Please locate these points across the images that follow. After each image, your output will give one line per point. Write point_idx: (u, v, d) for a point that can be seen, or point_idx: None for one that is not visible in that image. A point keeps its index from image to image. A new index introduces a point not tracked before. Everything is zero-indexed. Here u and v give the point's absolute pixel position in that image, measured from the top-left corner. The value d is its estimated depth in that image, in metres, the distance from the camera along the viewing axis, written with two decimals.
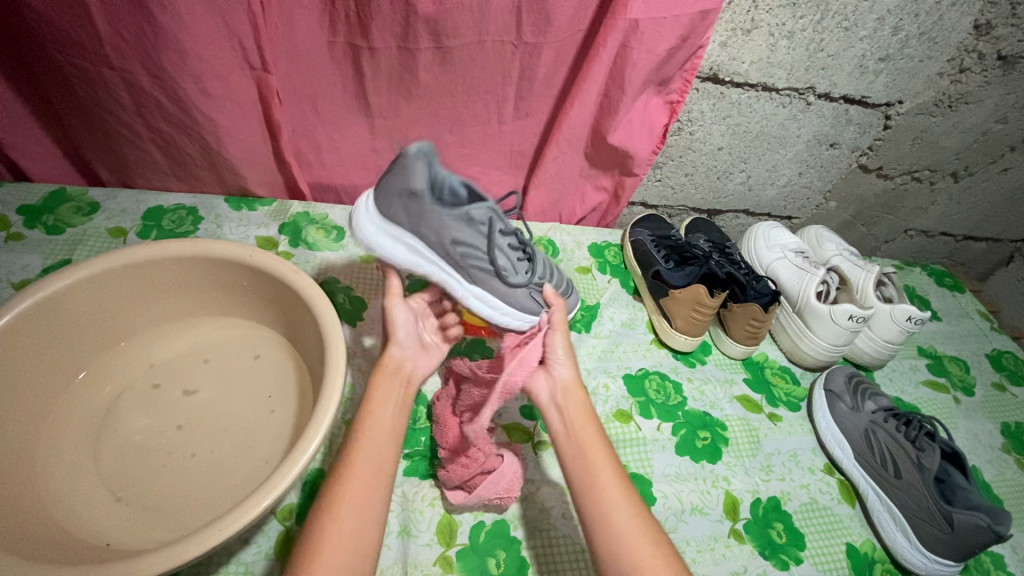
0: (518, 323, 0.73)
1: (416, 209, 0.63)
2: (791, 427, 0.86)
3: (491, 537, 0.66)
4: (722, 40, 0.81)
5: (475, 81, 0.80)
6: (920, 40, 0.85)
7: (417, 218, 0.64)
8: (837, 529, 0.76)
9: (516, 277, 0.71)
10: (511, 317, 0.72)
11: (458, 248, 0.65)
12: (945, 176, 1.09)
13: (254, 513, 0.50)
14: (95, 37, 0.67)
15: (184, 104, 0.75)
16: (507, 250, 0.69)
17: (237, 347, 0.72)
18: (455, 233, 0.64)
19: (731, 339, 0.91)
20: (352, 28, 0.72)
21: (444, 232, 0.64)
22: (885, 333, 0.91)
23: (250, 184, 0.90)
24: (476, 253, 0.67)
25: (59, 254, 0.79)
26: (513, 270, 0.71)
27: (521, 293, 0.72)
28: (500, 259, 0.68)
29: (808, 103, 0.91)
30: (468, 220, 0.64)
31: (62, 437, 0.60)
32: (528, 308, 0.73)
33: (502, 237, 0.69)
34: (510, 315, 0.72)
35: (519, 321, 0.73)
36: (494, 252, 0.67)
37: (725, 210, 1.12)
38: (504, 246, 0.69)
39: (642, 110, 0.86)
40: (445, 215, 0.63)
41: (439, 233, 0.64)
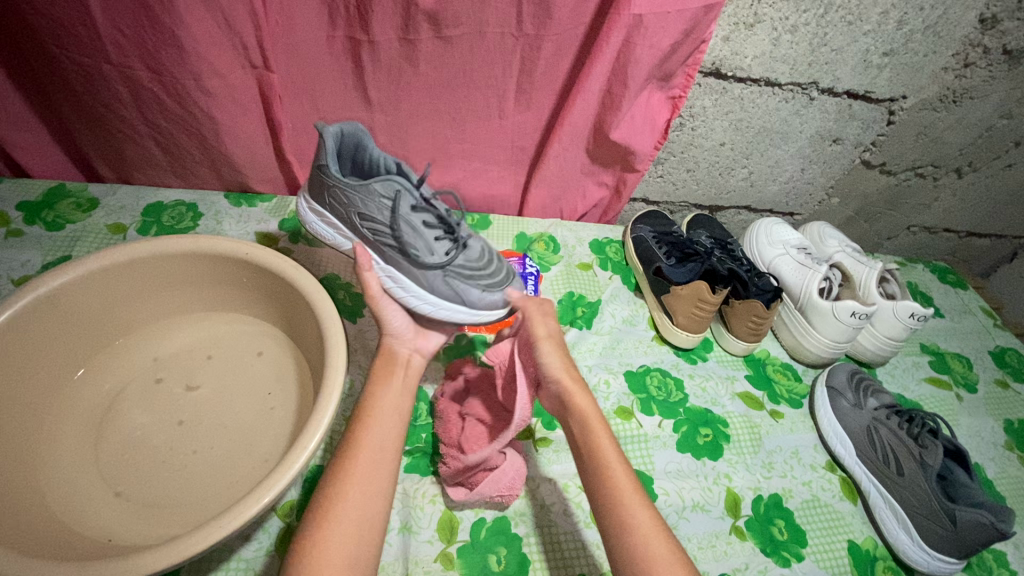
0: (433, 309, 0.65)
1: (331, 194, 0.63)
2: (793, 424, 0.86)
3: (492, 533, 0.66)
4: (725, 35, 0.80)
5: (476, 76, 0.79)
6: (924, 35, 0.84)
7: (336, 201, 0.63)
8: (839, 527, 0.76)
9: (431, 256, 0.63)
10: (439, 310, 0.64)
11: (365, 223, 0.62)
12: (948, 172, 1.08)
13: (256, 509, 0.49)
14: (92, 31, 0.67)
15: (183, 99, 0.75)
16: (417, 227, 0.62)
17: (238, 344, 0.71)
18: (360, 204, 0.61)
19: (732, 336, 0.91)
20: (352, 22, 0.72)
21: (351, 206, 0.62)
22: (887, 330, 0.90)
23: (250, 180, 0.90)
24: (380, 225, 0.62)
25: (59, 250, 0.79)
26: (431, 249, 0.63)
27: (434, 275, 0.63)
28: (407, 236, 0.62)
29: (811, 98, 0.91)
30: (367, 192, 0.60)
31: (62, 433, 0.59)
32: (450, 296, 0.64)
33: (416, 213, 0.63)
34: (426, 299, 0.64)
35: (436, 308, 0.64)
36: (400, 228, 0.61)
37: (727, 206, 1.12)
38: (414, 221, 0.62)
39: (644, 105, 0.86)
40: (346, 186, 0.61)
41: (348, 206, 0.62)
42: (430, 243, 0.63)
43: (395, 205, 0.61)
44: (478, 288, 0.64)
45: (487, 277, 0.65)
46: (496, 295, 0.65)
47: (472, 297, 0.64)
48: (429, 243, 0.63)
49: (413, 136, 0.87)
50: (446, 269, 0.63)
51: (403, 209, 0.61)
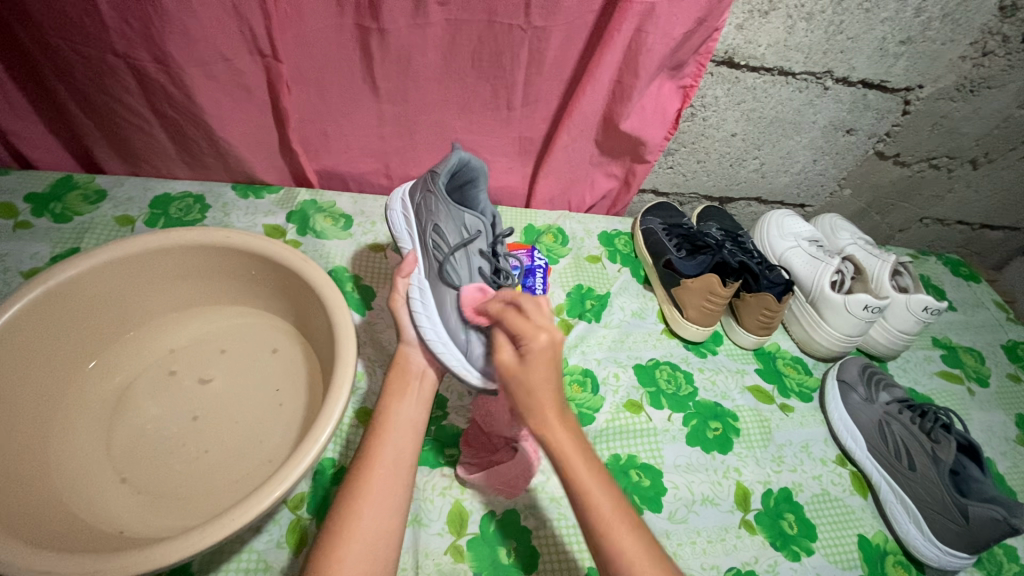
0: (434, 339, 0.61)
1: (422, 195, 0.69)
2: (804, 418, 0.85)
3: (502, 526, 0.66)
4: (739, 23, 0.78)
5: (484, 66, 0.78)
6: (942, 22, 0.82)
7: (421, 208, 0.69)
8: (849, 521, 0.75)
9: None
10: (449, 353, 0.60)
11: (435, 236, 0.66)
12: (963, 163, 1.06)
13: (266, 504, 0.49)
14: (97, 21, 0.66)
15: (189, 90, 0.74)
16: (473, 269, 0.65)
17: (246, 337, 0.71)
18: (443, 223, 0.66)
19: (743, 329, 0.90)
20: (360, 10, 0.70)
21: (432, 218, 0.67)
22: (900, 323, 0.90)
23: (257, 171, 0.89)
24: (447, 244, 0.66)
25: (67, 242, 0.79)
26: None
27: (459, 310, 0.62)
28: (461, 266, 0.65)
29: (825, 88, 0.89)
30: (457, 218, 0.66)
31: (74, 426, 0.60)
32: (455, 338, 0.61)
33: (479, 257, 0.67)
34: (434, 326, 0.62)
35: (437, 342, 0.61)
36: (461, 253, 0.65)
37: (737, 198, 1.10)
38: (474, 260, 0.66)
39: (655, 95, 0.85)
40: (444, 202, 0.66)
41: (428, 216, 0.67)
42: (473, 286, 0.65)
43: (472, 240, 0.66)
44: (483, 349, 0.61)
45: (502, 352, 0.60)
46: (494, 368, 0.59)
47: (473, 351, 0.60)
48: (474, 283, 0.65)
49: (420, 127, 0.86)
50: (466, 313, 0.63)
51: (473, 247, 0.67)
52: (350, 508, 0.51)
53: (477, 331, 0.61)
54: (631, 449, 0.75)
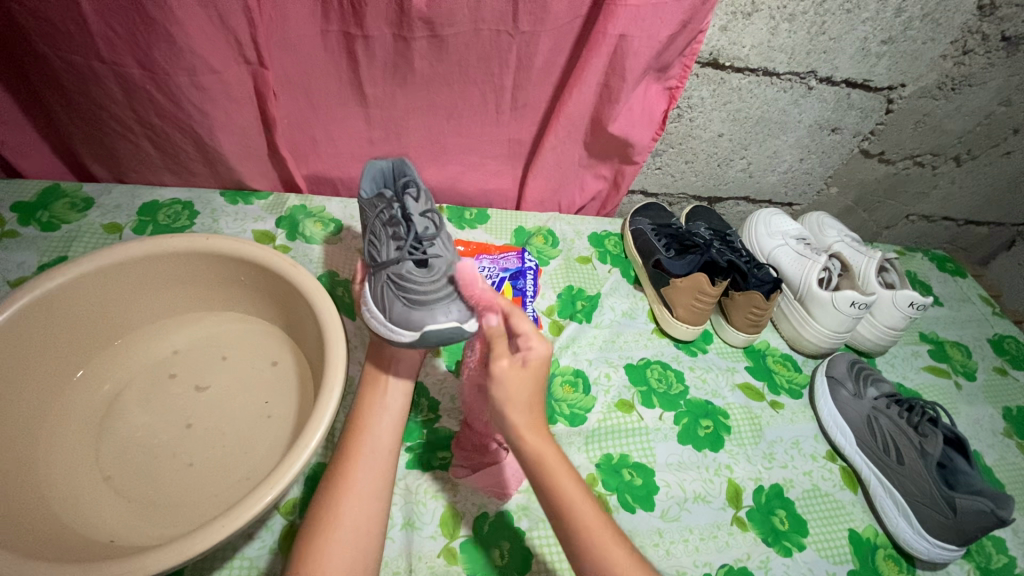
0: (363, 308, 0.62)
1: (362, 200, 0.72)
2: (793, 414, 0.86)
3: (495, 527, 0.66)
4: (723, 24, 0.79)
5: (472, 71, 0.79)
6: (923, 22, 0.83)
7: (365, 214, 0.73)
8: (840, 516, 0.76)
9: (383, 260, 0.62)
10: (377, 318, 0.61)
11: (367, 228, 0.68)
12: (947, 160, 1.08)
13: (257, 509, 0.49)
14: (82, 29, 0.66)
15: (176, 97, 0.74)
16: (387, 233, 0.63)
17: (235, 344, 0.71)
18: (366, 211, 0.67)
19: (732, 328, 0.91)
20: (346, 16, 0.71)
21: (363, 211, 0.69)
22: (887, 319, 0.90)
23: (245, 177, 0.90)
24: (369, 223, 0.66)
25: (55, 251, 0.79)
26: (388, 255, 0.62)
27: (377, 276, 0.61)
28: (379, 239, 0.64)
29: (809, 87, 0.90)
30: (370, 200, 0.67)
31: (62, 434, 0.59)
32: (380, 303, 0.61)
33: (391, 222, 0.64)
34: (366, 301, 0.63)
35: (370, 313, 0.62)
36: (374, 227, 0.64)
37: (726, 198, 1.11)
38: (387, 227, 0.63)
39: (642, 98, 0.85)
40: (361, 196, 0.68)
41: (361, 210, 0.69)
42: (389, 249, 0.62)
43: (384, 210, 0.64)
44: (403, 301, 0.59)
45: (418, 298, 0.58)
46: (413, 318, 0.58)
47: (393, 309, 0.59)
48: (387, 247, 0.62)
49: (409, 131, 0.87)
50: (386, 276, 0.61)
51: (386, 214, 0.64)
52: (342, 510, 0.51)
53: (395, 290, 0.60)
54: (624, 449, 0.75)
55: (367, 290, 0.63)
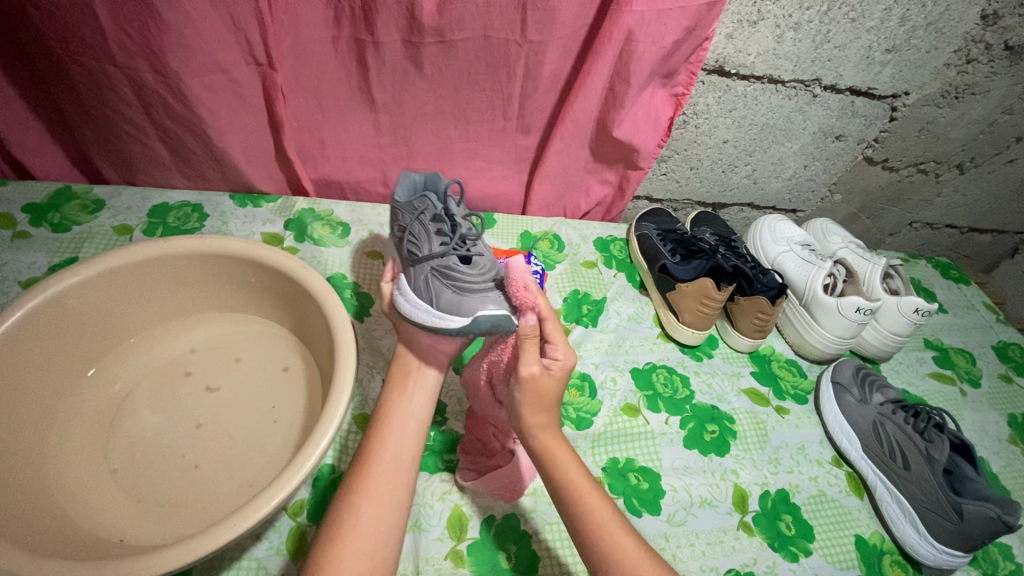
0: (406, 306, 0.63)
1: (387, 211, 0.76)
2: (799, 420, 0.86)
3: (502, 530, 0.66)
4: (728, 32, 0.80)
5: (480, 77, 0.79)
6: (927, 31, 0.84)
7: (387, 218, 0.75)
8: (845, 521, 0.76)
9: (427, 256, 0.64)
10: (421, 311, 0.62)
11: (399, 230, 0.70)
12: (950, 168, 1.09)
13: (267, 508, 0.50)
14: (98, 32, 0.67)
15: (188, 100, 0.75)
16: (428, 232, 0.66)
17: (244, 345, 0.71)
18: (397, 214, 0.70)
19: (738, 333, 0.91)
20: (358, 22, 0.72)
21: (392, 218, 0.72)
22: (892, 326, 0.91)
23: (254, 180, 0.90)
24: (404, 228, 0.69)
25: (65, 252, 0.79)
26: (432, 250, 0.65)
27: (424, 272, 0.64)
28: (420, 237, 0.66)
29: (814, 95, 0.91)
30: (406, 204, 0.69)
31: (72, 433, 0.60)
32: (426, 298, 0.62)
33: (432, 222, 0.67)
34: (408, 294, 0.64)
35: (415, 304, 0.63)
36: (414, 227, 0.67)
37: (730, 204, 1.12)
38: (428, 227, 0.66)
39: (648, 104, 0.86)
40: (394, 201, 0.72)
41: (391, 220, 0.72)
42: (433, 245, 0.65)
43: (422, 213, 0.67)
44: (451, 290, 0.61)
45: (467, 288, 0.61)
46: (465, 305, 0.60)
47: (441, 299, 0.61)
48: (431, 243, 0.65)
49: (417, 136, 0.87)
50: (432, 270, 0.63)
51: (424, 217, 0.67)
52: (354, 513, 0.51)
53: (443, 280, 0.62)
54: (630, 453, 0.75)
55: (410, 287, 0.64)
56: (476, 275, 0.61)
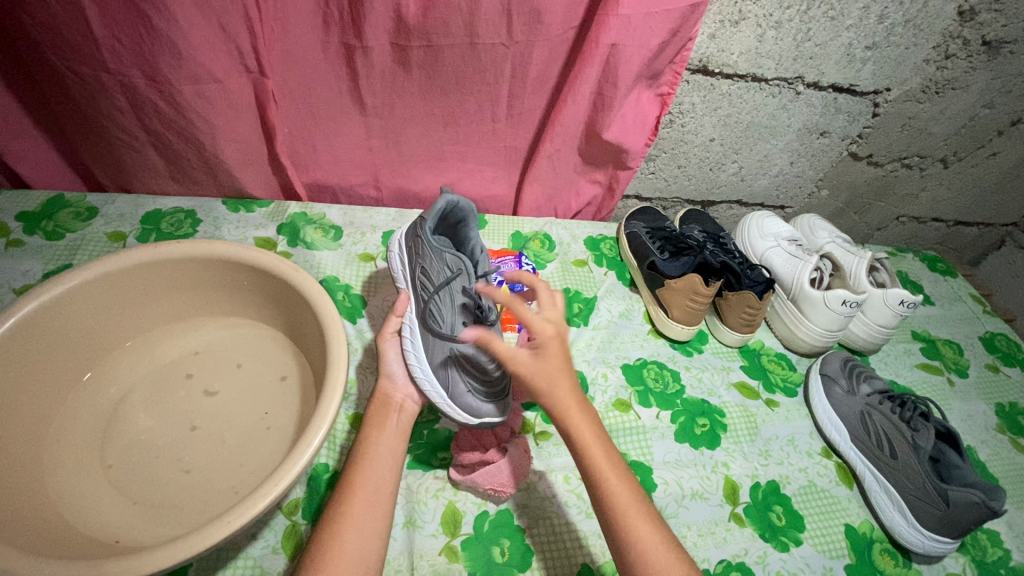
0: (421, 376, 0.65)
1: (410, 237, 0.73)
2: (789, 412, 0.87)
3: (495, 525, 0.67)
4: (711, 32, 0.82)
5: (468, 80, 0.81)
6: (905, 28, 0.86)
7: (411, 249, 0.72)
8: (835, 511, 0.77)
9: (450, 335, 0.66)
10: (433, 388, 0.64)
11: (424, 276, 0.69)
12: (934, 162, 1.10)
13: (260, 507, 0.50)
14: (90, 41, 0.67)
15: (180, 107, 0.76)
16: (455, 306, 0.68)
17: (238, 348, 0.72)
18: (429, 259, 0.69)
19: (726, 328, 0.92)
20: (346, 28, 0.73)
21: (419, 255, 0.71)
22: (879, 318, 0.92)
23: (246, 185, 0.91)
24: (432, 282, 0.69)
25: (59, 259, 0.80)
26: (455, 331, 0.67)
27: (443, 349, 0.66)
28: (446, 306, 0.68)
29: (797, 92, 0.93)
30: (441, 257, 0.69)
31: (68, 437, 0.60)
32: (441, 376, 0.65)
33: (461, 295, 0.68)
34: (422, 365, 0.65)
35: (424, 380, 0.65)
36: (442, 289, 0.68)
37: (719, 201, 1.13)
38: (457, 299, 0.68)
39: (634, 105, 0.87)
40: (428, 243, 0.69)
41: (417, 258, 0.70)
42: (457, 325, 0.67)
43: (455, 281, 0.68)
44: (468, 387, 0.65)
45: (483, 390, 0.65)
46: (480, 406, 0.64)
47: (457, 389, 0.64)
48: (456, 321, 0.67)
49: (407, 139, 0.89)
50: (452, 351, 0.66)
51: (456, 285, 0.68)
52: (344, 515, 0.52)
53: (461, 372, 0.65)
54: (621, 447, 0.77)
55: (422, 356, 0.66)
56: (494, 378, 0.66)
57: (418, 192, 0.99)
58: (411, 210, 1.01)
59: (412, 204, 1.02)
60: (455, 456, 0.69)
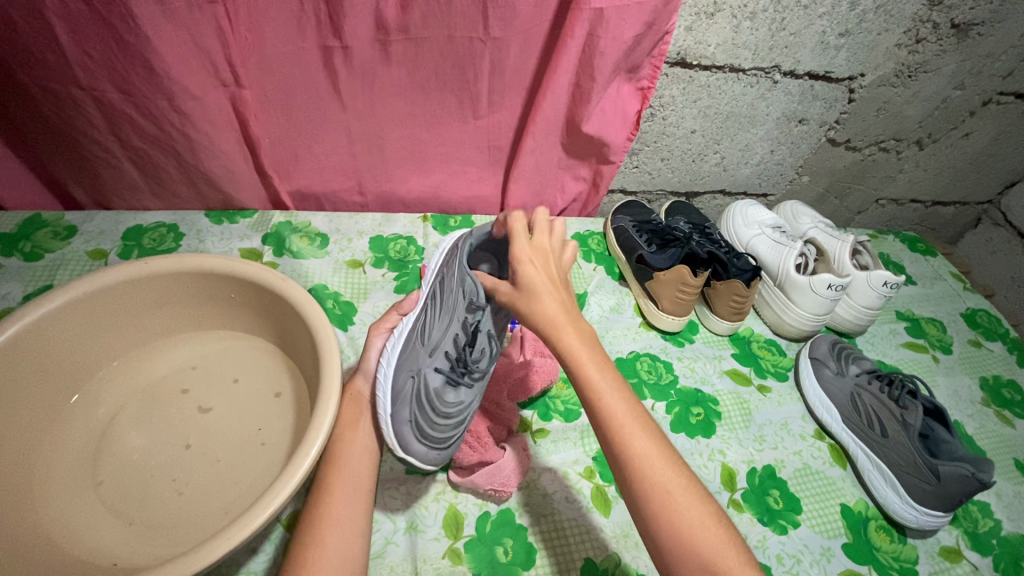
0: (379, 380, 0.63)
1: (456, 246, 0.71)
2: (781, 397, 0.88)
3: (498, 525, 0.67)
4: (688, 25, 0.82)
5: (448, 81, 0.81)
6: (876, 14, 0.87)
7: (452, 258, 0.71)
8: (831, 492, 0.78)
9: (427, 356, 0.64)
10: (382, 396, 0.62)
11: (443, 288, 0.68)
12: (910, 144, 1.12)
13: (260, 521, 0.50)
14: (60, 56, 0.66)
15: (156, 120, 0.75)
16: (448, 332, 0.65)
17: (229, 361, 0.71)
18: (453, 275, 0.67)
19: (715, 317, 0.93)
20: (323, 33, 0.72)
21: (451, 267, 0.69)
22: (864, 300, 0.94)
23: (228, 196, 0.90)
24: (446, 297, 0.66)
25: (39, 280, 0.78)
26: (434, 355, 0.64)
27: (411, 367, 0.63)
28: (443, 325, 0.65)
29: (774, 81, 0.94)
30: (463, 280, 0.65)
31: (57, 461, 0.59)
32: (393, 393, 0.62)
33: (461, 325, 0.65)
34: (388, 370, 0.64)
35: (381, 386, 0.63)
36: (448, 307, 0.65)
37: (703, 192, 1.15)
38: (455, 325, 0.65)
39: (614, 99, 0.88)
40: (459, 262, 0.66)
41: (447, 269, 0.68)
42: (439, 351, 0.64)
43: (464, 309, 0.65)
44: (411, 417, 0.60)
45: (424, 430, 0.60)
46: (411, 444, 0.59)
47: (398, 413, 0.60)
48: (443, 345, 0.64)
49: (391, 142, 0.88)
50: (420, 372, 0.63)
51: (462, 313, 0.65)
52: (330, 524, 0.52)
53: (414, 397, 0.61)
54: None
55: (396, 361, 0.65)
56: (443, 425, 0.61)
57: (403, 196, 0.99)
58: (397, 214, 1.00)
59: (397, 208, 1.02)
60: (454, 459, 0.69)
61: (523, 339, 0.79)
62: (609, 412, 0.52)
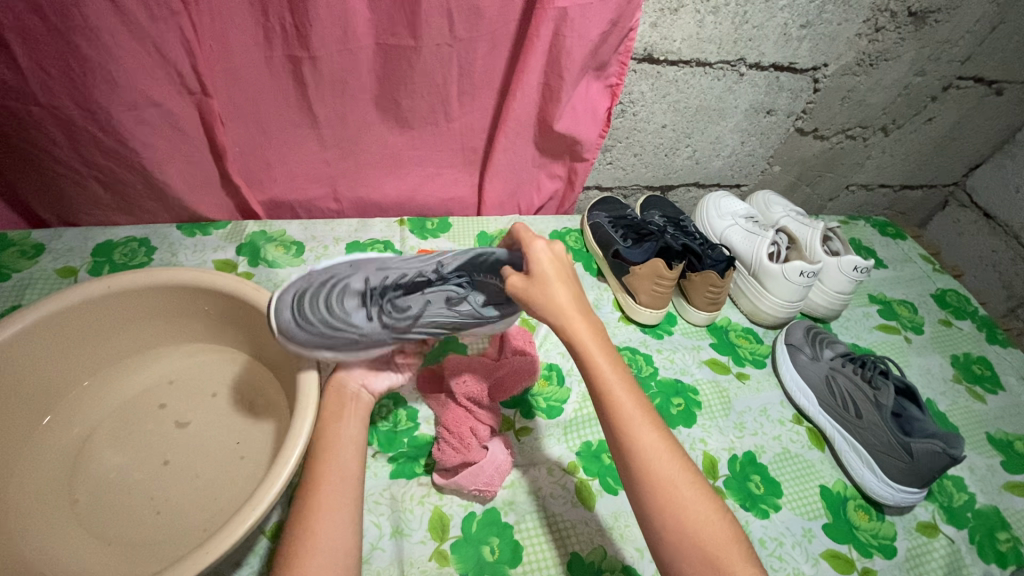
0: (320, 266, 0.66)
1: None
2: (759, 383, 0.90)
3: (483, 525, 0.67)
4: (652, 21, 0.83)
5: (417, 85, 0.81)
6: (835, 5, 0.89)
7: None
8: (810, 474, 0.80)
9: (369, 278, 0.65)
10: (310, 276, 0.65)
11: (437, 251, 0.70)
12: (875, 131, 1.15)
13: (239, 534, 0.49)
14: (16, 72, 0.65)
15: (121, 134, 0.74)
16: (400, 277, 0.66)
17: (206, 374, 0.71)
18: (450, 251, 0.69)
19: (692, 307, 0.94)
20: (288, 40, 0.72)
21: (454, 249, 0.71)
22: (836, 285, 0.96)
23: (200, 208, 0.89)
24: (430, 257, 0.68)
25: (7, 301, 0.77)
26: (374, 280, 0.65)
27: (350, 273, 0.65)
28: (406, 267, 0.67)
29: (741, 74, 0.95)
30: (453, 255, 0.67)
31: (30, 484, 0.58)
32: (315, 279, 0.64)
33: (417, 277, 0.66)
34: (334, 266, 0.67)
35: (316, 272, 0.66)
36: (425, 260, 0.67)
37: (677, 185, 1.16)
38: (412, 275, 0.66)
39: (583, 96, 0.88)
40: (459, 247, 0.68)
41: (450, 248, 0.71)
42: (381, 279, 0.65)
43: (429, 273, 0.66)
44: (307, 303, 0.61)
45: (307, 317, 0.60)
46: (288, 316, 0.60)
47: (302, 291, 0.62)
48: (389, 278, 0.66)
49: (362, 148, 0.88)
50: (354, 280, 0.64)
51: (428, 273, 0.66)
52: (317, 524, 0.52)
53: (330, 290, 0.63)
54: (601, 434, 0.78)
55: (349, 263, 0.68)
56: (327, 325, 0.61)
57: (378, 200, 0.98)
58: (373, 219, 1.00)
59: (373, 213, 1.01)
60: (437, 461, 0.69)
61: (502, 338, 0.80)
62: (617, 405, 0.53)
